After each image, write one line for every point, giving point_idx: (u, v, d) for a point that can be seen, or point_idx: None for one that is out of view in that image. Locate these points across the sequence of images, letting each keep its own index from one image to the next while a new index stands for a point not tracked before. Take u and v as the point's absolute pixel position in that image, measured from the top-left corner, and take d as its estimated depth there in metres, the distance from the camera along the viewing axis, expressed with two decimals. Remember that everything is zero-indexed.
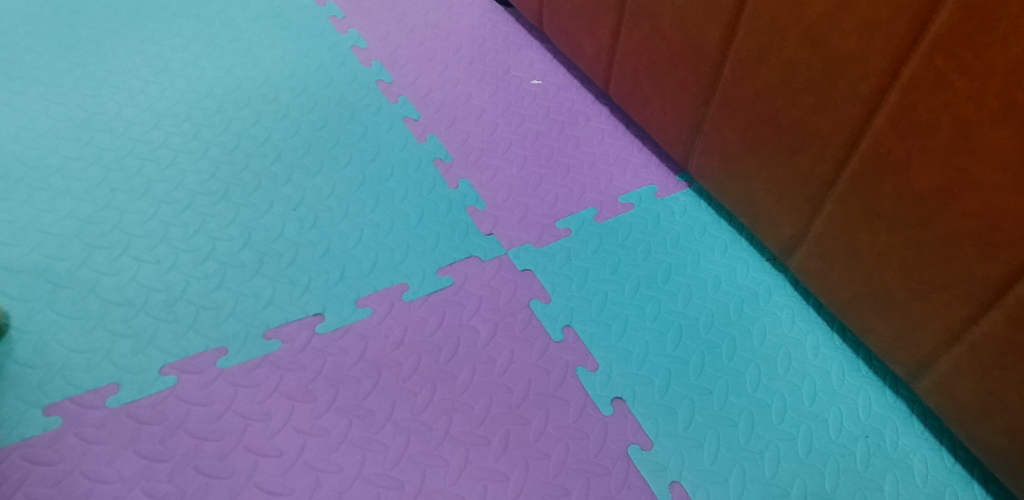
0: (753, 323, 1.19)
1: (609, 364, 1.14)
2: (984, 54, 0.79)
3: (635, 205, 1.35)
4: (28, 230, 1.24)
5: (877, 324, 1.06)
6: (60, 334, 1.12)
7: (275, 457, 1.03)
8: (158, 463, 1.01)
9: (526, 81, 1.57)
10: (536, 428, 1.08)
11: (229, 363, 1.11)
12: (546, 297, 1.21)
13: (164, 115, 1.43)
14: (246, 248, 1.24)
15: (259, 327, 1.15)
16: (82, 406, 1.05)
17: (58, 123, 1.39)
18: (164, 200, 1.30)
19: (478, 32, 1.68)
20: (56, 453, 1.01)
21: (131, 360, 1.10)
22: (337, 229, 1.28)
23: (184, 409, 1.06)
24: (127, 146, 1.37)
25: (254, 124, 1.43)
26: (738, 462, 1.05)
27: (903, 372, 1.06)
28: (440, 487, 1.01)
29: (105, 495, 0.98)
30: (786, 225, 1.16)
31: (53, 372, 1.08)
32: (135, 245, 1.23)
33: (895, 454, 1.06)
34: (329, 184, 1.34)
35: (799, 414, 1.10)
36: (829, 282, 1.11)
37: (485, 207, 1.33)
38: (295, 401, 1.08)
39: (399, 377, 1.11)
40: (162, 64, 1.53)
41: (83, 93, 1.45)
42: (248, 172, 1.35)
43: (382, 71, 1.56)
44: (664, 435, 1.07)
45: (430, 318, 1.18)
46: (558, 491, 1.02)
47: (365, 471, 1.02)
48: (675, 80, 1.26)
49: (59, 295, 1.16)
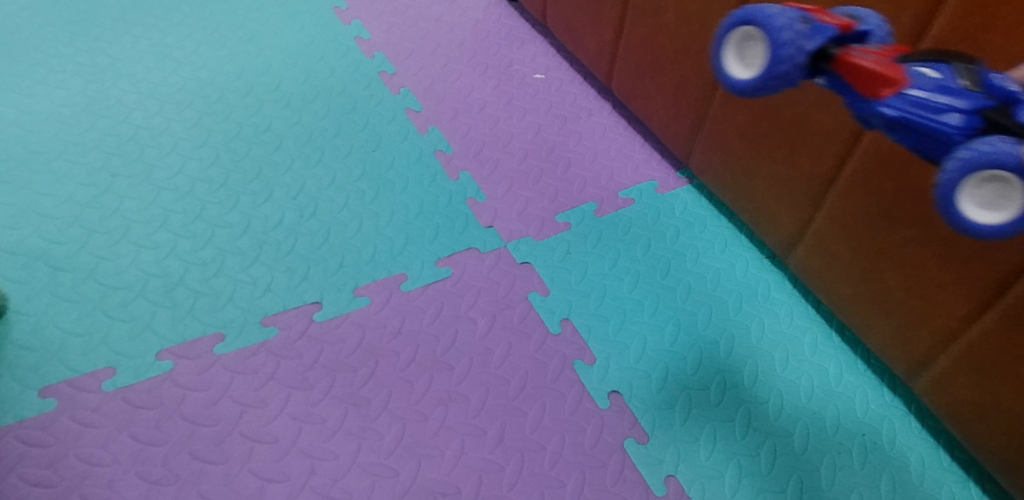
0: (752, 320, 1.19)
1: (606, 358, 1.14)
2: None
3: (635, 200, 1.35)
4: (28, 214, 1.24)
5: (877, 323, 1.06)
6: (57, 317, 1.12)
7: (271, 444, 1.02)
8: (153, 447, 1.01)
9: (529, 75, 1.57)
10: (532, 420, 1.07)
11: (226, 349, 1.11)
12: (545, 290, 1.21)
13: (167, 101, 1.43)
14: (245, 236, 1.24)
15: (257, 314, 1.15)
16: (78, 389, 1.05)
17: (60, 108, 1.39)
18: (164, 186, 1.30)
19: (482, 25, 1.68)
20: (50, 436, 1.01)
21: (129, 345, 1.10)
22: (337, 218, 1.28)
23: (180, 394, 1.06)
24: (129, 131, 1.37)
25: (256, 112, 1.43)
26: (734, 457, 1.05)
27: (901, 371, 1.06)
28: (434, 477, 1.01)
29: (99, 478, 0.98)
30: (786, 222, 1.15)
31: (49, 355, 1.08)
32: (135, 231, 1.23)
33: (892, 453, 1.06)
34: (329, 174, 1.34)
35: (796, 411, 1.09)
36: (829, 280, 1.11)
37: (485, 199, 1.33)
38: (292, 389, 1.08)
39: (397, 367, 1.11)
40: (165, 51, 1.53)
41: (86, 79, 1.45)
42: (249, 160, 1.35)
43: (384, 62, 1.55)
44: (661, 429, 1.07)
45: (428, 309, 1.18)
46: (553, 483, 1.02)
47: (361, 460, 1.02)
48: (678, 75, 1.25)
49: (57, 278, 1.16)
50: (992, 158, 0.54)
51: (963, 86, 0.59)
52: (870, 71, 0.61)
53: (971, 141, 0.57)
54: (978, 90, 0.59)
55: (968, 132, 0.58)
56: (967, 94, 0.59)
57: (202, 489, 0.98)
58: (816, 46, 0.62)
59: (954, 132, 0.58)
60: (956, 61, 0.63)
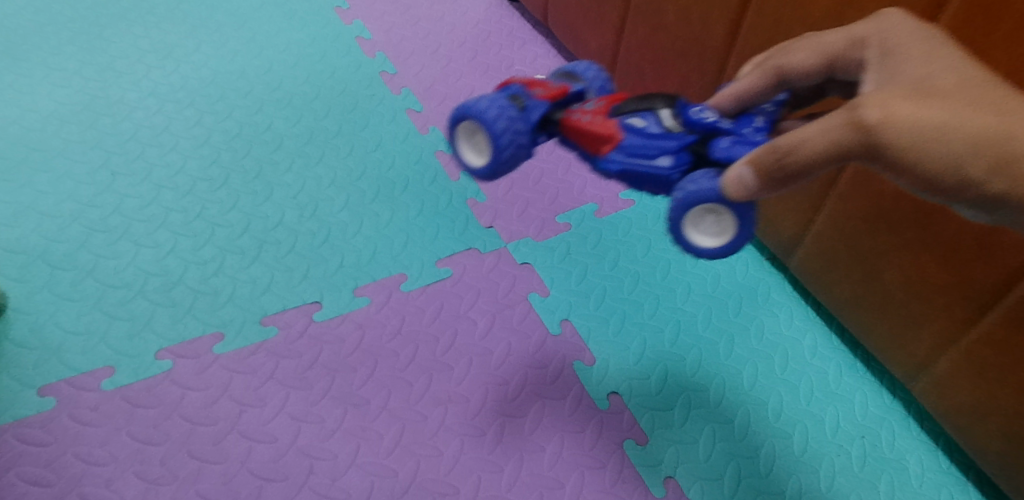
0: (752, 321, 1.19)
1: (606, 359, 1.14)
2: (988, 54, 0.79)
3: (635, 201, 1.35)
4: (29, 212, 1.24)
5: (877, 325, 1.06)
6: (57, 315, 1.12)
7: (269, 443, 1.02)
8: (152, 446, 1.01)
9: (530, 76, 1.57)
10: (532, 421, 1.07)
11: (225, 349, 1.10)
12: (544, 291, 1.21)
13: (167, 100, 1.43)
14: (245, 235, 1.24)
15: (256, 314, 1.14)
16: (77, 388, 1.05)
17: (61, 107, 1.39)
18: (164, 185, 1.30)
19: (483, 25, 1.68)
20: (49, 435, 1.01)
21: (129, 343, 1.10)
22: (337, 218, 1.27)
23: (179, 393, 1.06)
24: (129, 130, 1.37)
25: (257, 111, 1.43)
26: (733, 458, 1.05)
27: (901, 374, 1.06)
28: (433, 477, 1.01)
29: (97, 477, 0.98)
30: (786, 224, 1.15)
31: (48, 353, 1.08)
32: (135, 229, 1.23)
33: (891, 455, 1.06)
34: (330, 173, 1.34)
35: (796, 413, 1.09)
36: (830, 282, 1.11)
37: (485, 200, 1.33)
38: (291, 388, 1.08)
39: (396, 367, 1.11)
40: (167, 50, 1.53)
41: (87, 77, 1.45)
42: (249, 160, 1.35)
43: (385, 62, 1.55)
44: (660, 431, 1.07)
45: (428, 309, 1.18)
46: (552, 484, 1.02)
47: (360, 459, 1.02)
48: (679, 77, 1.25)
49: (57, 277, 1.16)
50: (700, 195, 0.72)
51: (667, 130, 0.75)
52: (588, 131, 0.77)
53: (681, 182, 0.74)
54: (680, 129, 0.75)
55: (679, 168, 0.75)
56: (670, 139, 0.74)
57: (201, 489, 0.98)
58: (536, 117, 0.78)
59: (667, 171, 0.75)
60: (659, 103, 0.77)
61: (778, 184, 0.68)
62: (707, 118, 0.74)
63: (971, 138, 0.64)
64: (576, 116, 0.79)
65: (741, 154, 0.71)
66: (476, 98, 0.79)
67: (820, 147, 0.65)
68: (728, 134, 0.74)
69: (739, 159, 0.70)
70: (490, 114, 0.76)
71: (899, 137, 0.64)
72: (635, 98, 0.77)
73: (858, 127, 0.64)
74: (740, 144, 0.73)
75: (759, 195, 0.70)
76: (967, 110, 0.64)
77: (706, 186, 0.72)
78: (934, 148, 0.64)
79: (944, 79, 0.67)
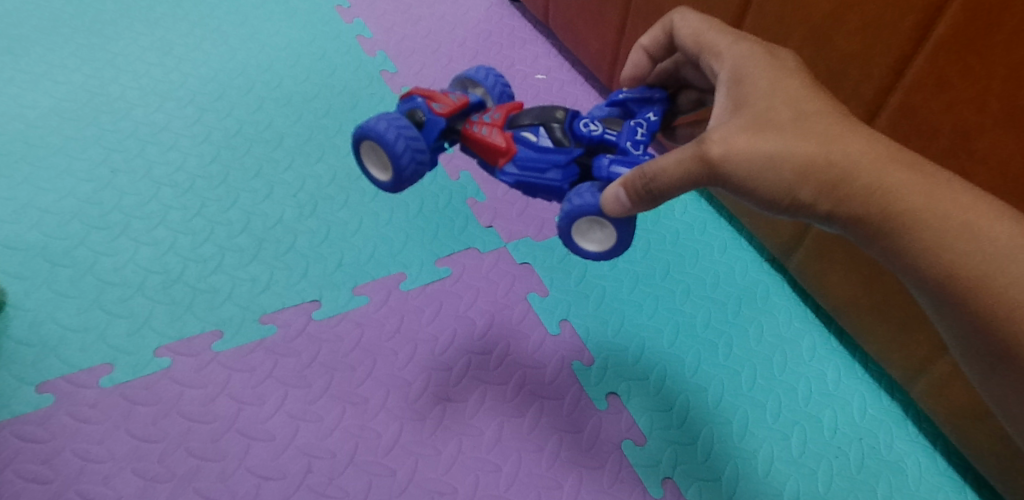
0: (751, 322, 1.19)
1: (605, 359, 1.14)
2: (987, 57, 0.79)
3: None
4: (28, 209, 1.23)
5: (875, 327, 1.06)
6: (55, 312, 1.12)
7: (268, 441, 1.02)
8: (150, 444, 1.01)
9: (531, 75, 1.57)
10: (530, 421, 1.07)
11: (224, 347, 1.10)
12: (544, 291, 1.21)
13: (168, 98, 1.43)
14: (244, 233, 1.24)
15: (255, 312, 1.14)
16: (76, 385, 1.05)
17: (61, 104, 1.39)
18: (164, 182, 1.29)
19: (485, 25, 1.68)
20: (47, 431, 1.01)
21: (127, 340, 1.10)
22: (337, 216, 1.27)
23: (177, 391, 1.06)
24: (129, 127, 1.37)
25: (257, 109, 1.43)
26: (731, 460, 1.05)
27: (900, 376, 1.06)
28: (431, 476, 1.01)
29: (95, 474, 0.98)
30: (784, 226, 1.15)
31: (47, 350, 1.08)
32: (134, 227, 1.23)
33: (888, 457, 1.06)
34: (330, 172, 1.34)
35: (794, 414, 1.09)
36: (828, 284, 1.11)
37: (485, 199, 1.33)
38: (290, 387, 1.08)
39: (395, 366, 1.11)
40: (167, 47, 1.53)
41: (87, 74, 1.45)
42: (249, 157, 1.35)
43: (386, 61, 1.55)
44: (658, 431, 1.07)
45: (427, 308, 1.17)
46: (550, 484, 1.02)
47: (358, 458, 1.02)
48: None
49: (56, 274, 1.16)
50: (584, 209, 0.80)
51: (556, 146, 0.86)
52: (485, 141, 0.89)
53: (569, 194, 0.82)
54: (569, 143, 0.86)
55: (569, 179, 0.86)
56: (558, 154, 0.85)
57: (198, 487, 0.98)
58: (442, 125, 0.92)
59: (557, 183, 0.86)
60: (551, 117, 0.87)
61: (648, 203, 0.74)
62: (591, 132, 0.85)
63: (800, 166, 0.69)
64: (473, 128, 0.90)
65: (618, 172, 0.80)
66: (383, 117, 0.90)
67: (674, 174, 0.72)
68: (611, 147, 0.85)
69: (615, 180, 0.75)
70: (389, 137, 0.87)
71: (735, 171, 0.70)
72: (526, 115, 0.89)
73: (701, 161, 0.71)
74: (621, 162, 0.82)
75: (634, 211, 0.76)
76: (801, 141, 0.69)
77: (589, 200, 0.79)
78: (767, 176, 0.70)
79: (779, 105, 0.72)
